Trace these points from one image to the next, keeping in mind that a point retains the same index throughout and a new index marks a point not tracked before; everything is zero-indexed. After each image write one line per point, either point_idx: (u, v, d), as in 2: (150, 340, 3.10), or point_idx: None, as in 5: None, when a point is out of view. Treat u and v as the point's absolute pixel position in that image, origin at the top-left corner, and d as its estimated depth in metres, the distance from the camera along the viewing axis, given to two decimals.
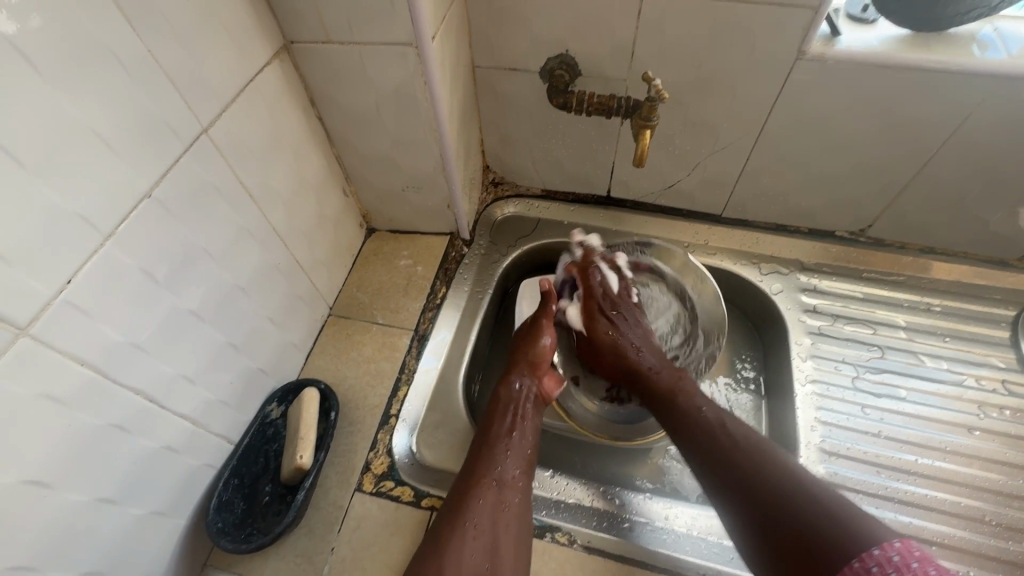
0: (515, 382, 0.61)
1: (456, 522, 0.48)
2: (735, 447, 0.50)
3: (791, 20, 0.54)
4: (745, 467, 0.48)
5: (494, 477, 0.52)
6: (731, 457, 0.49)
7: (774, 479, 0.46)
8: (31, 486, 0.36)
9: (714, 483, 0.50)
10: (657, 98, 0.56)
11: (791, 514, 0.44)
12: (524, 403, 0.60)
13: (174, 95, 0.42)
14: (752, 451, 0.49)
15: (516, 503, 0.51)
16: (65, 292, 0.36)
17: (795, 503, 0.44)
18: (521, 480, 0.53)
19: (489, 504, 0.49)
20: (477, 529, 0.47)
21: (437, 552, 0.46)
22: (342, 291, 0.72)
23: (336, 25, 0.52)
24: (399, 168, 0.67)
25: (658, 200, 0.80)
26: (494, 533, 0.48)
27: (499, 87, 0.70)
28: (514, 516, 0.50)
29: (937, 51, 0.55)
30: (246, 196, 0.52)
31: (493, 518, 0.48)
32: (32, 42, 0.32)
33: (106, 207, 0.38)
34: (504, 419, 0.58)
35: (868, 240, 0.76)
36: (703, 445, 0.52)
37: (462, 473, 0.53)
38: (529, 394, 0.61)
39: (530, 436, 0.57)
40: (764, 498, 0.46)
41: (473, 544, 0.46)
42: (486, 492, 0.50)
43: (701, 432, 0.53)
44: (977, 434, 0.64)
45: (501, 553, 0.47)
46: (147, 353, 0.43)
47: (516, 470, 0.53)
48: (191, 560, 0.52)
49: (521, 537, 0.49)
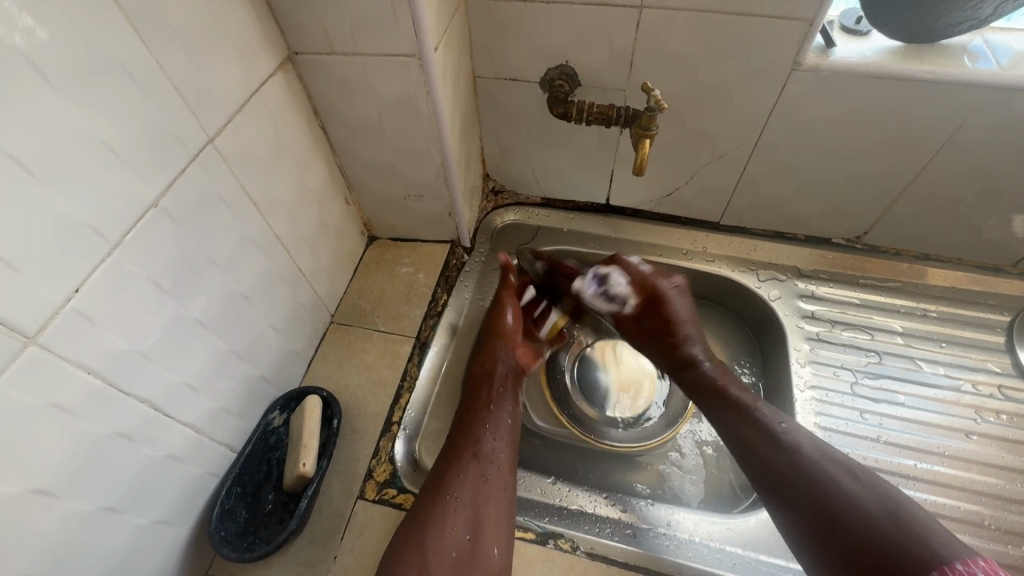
0: (491, 359, 0.65)
1: (438, 497, 0.51)
2: (794, 454, 0.51)
3: (787, 32, 0.55)
4: (804, 474, 0.50)
5: (475, 450, 0.55)
6: (790, 461, 0.51)
7: (835, 489, 0.48)
8: (37, 495, 0.36)
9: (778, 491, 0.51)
10: (657, 108, 0.57)
11: (849, 525, 0.45)
12: (501, 376, 0.63)
13: (181, 106, 0.42)
14: (810, 460, 0.51)
15: (494, 474, 0.54)
16: (73, 301, 0.36)
17: (854, 514, 0.46)
18: (501, 454, 0.56)
19: (469, 478, 0.52)
20: (457, 502, 0.51)
21: (422, 526, 0.49)
22: (344, 299, 0.72)
23: (340, 37, 0.52)
24: (401, 177, 0.67)
25: (656, 207, 0.81)
26: (476, 507, 0.51)
27: (500, 97, 0.71)
28: (493, 489, 0.53)
29: (930, 62, 0.56)
30: (251, 205, 0.52)
31: (474, 492, 0.52)
32: (43, 54, 0.32)
33: (114, 216, 0.38)
34: (482, 394, 0.61)
35: (864, 246, 0.77)
36: (757, 446, 0.54)
37: (446, 448, 0.56)
38: (506, 367, 0.65)
39: (509, 408, 0.61)
40: (822, 505, 0.47)
41: (455, 515, 0.50)
42: (467, 467, 0.53)
43: (757, 426, 0.55)
44: (974, 439, 0.64)
45: (480, 524, 0.50)
46: (153, 362, 0.43)
47: (498, 444, 0.57)
48: (193, 569, 0.51)
49: (502, 508, 0.52)
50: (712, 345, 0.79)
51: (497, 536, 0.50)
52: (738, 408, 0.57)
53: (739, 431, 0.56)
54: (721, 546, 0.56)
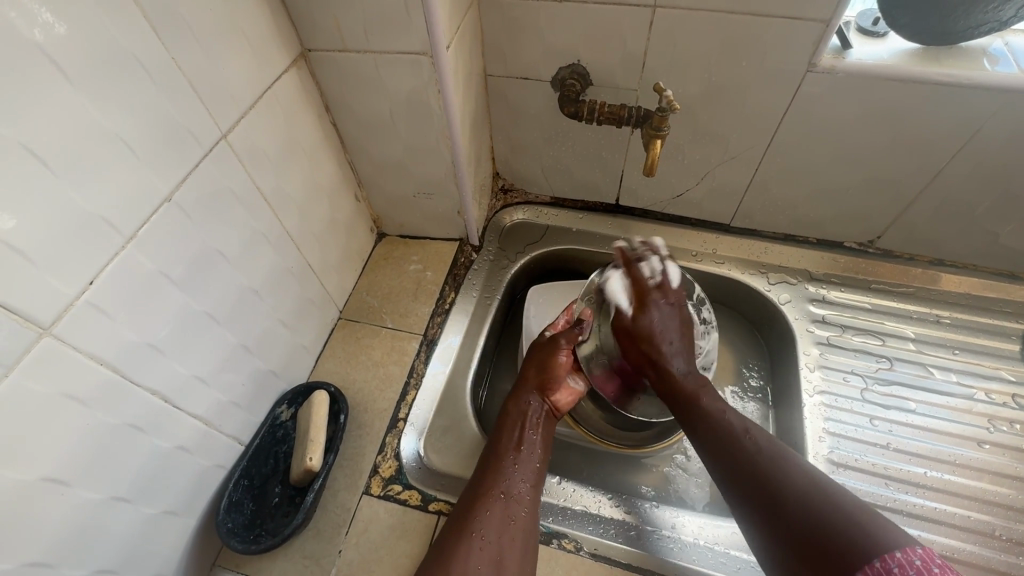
0: (525, 398, 0.59)
1: (463, 533, 0.48)
2: (756, 470, 0.47)
3: (802, 33, 0.55)
4: (764, 487, 0.46)
5: (502, 490, 0.51)
6: (753, 479, 0.47)
7: (791, 503, 0.43)
8: (50, 483, 0.37)
9: (736, 494, 0.48)
10: (669, 108, 0.57)
11: (811, 542, 0.41)
12: (533, 420, 0.57)
13: (195, 102, 0.43)
14: (771, 472, 0.46)
15: (522, 515, 0.50)
16: (87, 293, 0.37)
17: (814, 526, 0.41)
18: (529, 493, 0.52)
19: (496, 516, 0.49)
20: (483, 540, 0.47)
21: (443, 562, 0.46)
22: (353, 294, 0.73)
23: (353, 34, 0.53)
24: (411, 174, 0.68)
25: (666, 208, 0.80)
26: (500, 546, 0.47)
27: (511, 95, 0.70)
28: (519, 530, 0.49)
29: (949, 65, 0.56)
30: (262, 201, 0.53)
31: (501, 531, 0.48)
32: (62, 50, 0.33)
33: (129, 210, 0.39)
34: (514, 433, 0.56)
35: (877, 250, 0.76)
36: (724, 467, 0.50)
37: (470, 487, 0.52)
38: (539, 412, 0.58)
39: (540, 452, 0.56)
40: (785, 524, 0.43)
41: (478, 553, 0.46)
42: (494, 505, 0.50)
43: (721, 441, 0.51)
44: (986, 448, 0.63)
45: (507, 565, 0.46)
46: (163, 354, 0.44)
47: (526, 483, 0.52)
48: (201, 559, 0.52)
49: (527, 555, 0.48)
50: (721, 347, 0.78)
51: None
52: (706, 424, 0.53)
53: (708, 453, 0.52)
54: (726, 550, 0.56)
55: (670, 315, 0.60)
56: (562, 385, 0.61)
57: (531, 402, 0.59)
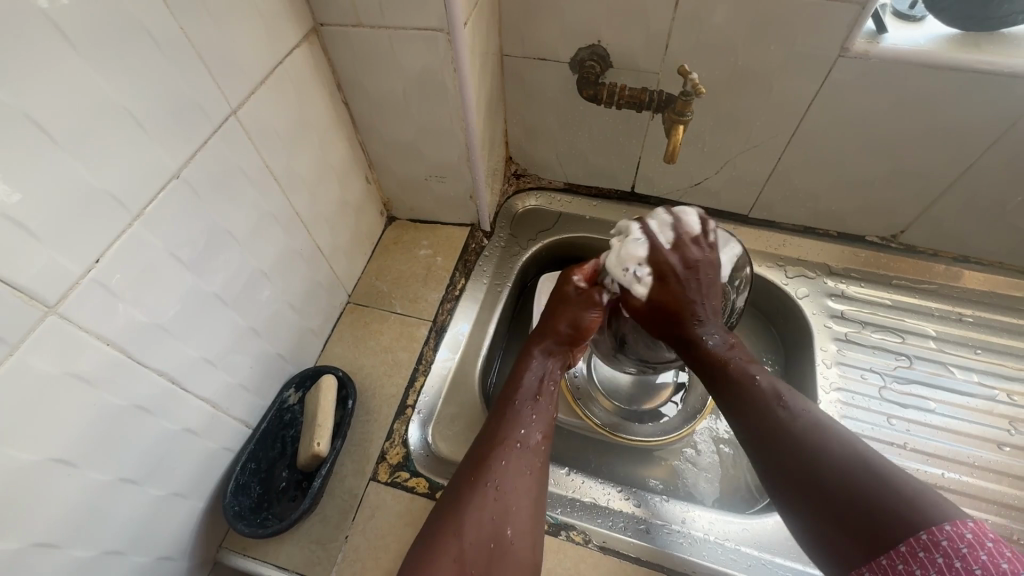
0: (534, 359, 0.56)
1: (476, 482, 0.47)
2: (792, 442, 0.43)
3: (836, 16, 0.52)
4: (804, 467, 0.41)
5: (516, 439, 0.49)
6: (786, 455, 0.42)
7: (831, 479, 0.40)
8: (56, 463, 0.36)
9: (770, 474, 0.43)
10: (693, 92, 0.55)
11: (853, 517, 0.38)
12: (555, 373, 0.56)
13: (205, 76, 0.41)
14: (807, 446, 0.42)
15: (537, 466, 0.49)
16: (94, 271, 0.36)
17: (857, 502, 0.38)
18: (544, 442, 0.51)
19: (511, 466, 0.48)
20: (499, 490, 0.46)
21: (455, 517, 0.45)
22: (362, 278, 0.72)
23: (368, 9, 0.51)
24: (423, 156, 0.66)
25: (683, 197, 0.78)
26: (511, 496, 0.46)
27: (528, 77, 0.68)
28: (535, 481, 0.48)
29: (992, 51, 0.53)
30: (272, 180, 0.51)
31: (515, 480, 0.47)
32: (68, 18, 0.31)
33: (136, 187, 0.38)
34: (526, 389, 0.54)
35: (900, 245, 0.74)
36: (757, 446, 0.45)
37: (484, 432, 0.51)
38: (560, 368, 0.57)
39: (554, 404, 0.54)
40: (822, 499, 0.40)
41: (493, 505, 0.46)
42: (509, 454, 0.48)
43: (757, 413, 0.45)
44: (1007, 451, 0.62)
45: (519, 515, 0.46)
46: (170, 334, 0.43)
47: (540, 433, 0.51)
48: (208, 541, 0.52)
49: (541, 503, 0.48)
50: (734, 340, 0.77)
51: (532, 530, 0.46)
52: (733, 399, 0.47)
53: (741, 430, 0.46)
54: (736, 546, 0.55)
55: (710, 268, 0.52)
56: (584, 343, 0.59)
57: (549, 359, 0.57)
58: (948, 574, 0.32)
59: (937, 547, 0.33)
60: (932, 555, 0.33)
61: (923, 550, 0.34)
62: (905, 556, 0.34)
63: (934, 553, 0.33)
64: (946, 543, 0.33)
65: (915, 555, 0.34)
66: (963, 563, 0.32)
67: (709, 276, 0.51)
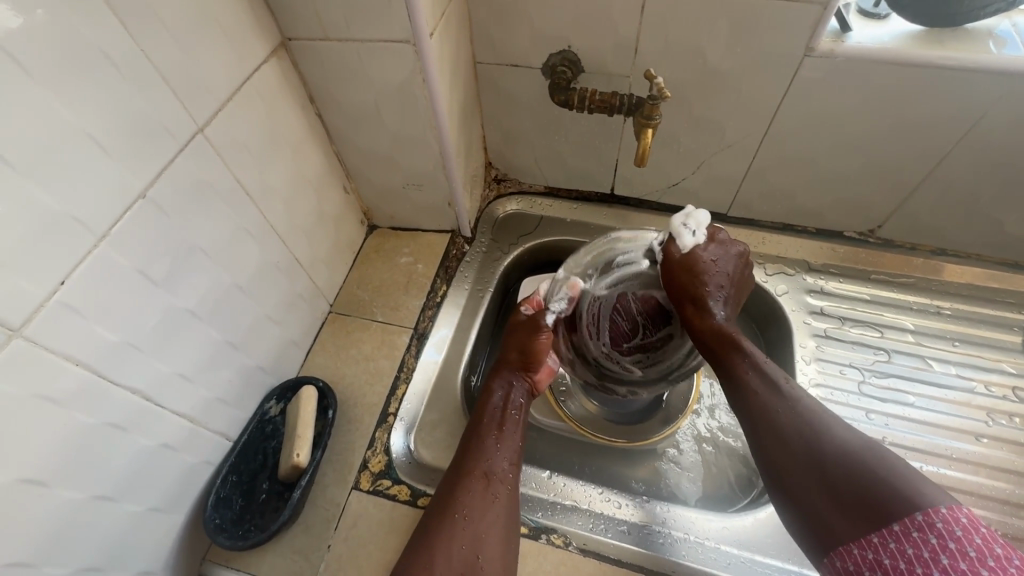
0: (495, 391, 0.57)
1: (445, 513, 0.47)
2: (795, 424, 0.43)
3: (799, 17, 0.53)
4: (801, 442, 0.42)
5: (484, 469, 0.50)
6: (783, 428, 0.43)
7: (828, 452, 0.40)
8: (27, 484, 0.36)
9: (768, 445, 0.44)
10: (660, 96, 0.55)
11: (846, 492, 0.38)
12: (516, 398, 0.56)
13: (169, 96, 0.42)
14: (810, 425, 0.42)
15: (505, 495, 0.49)
16: (59, 293, 0.36)
17: (855, 481, 0.38)
18: (511, 470, 0.51)
19: (479, 496, 0.48)
20: (467, 520, 0.46)
21: (427, 547, 0.45)
22: (343, 288, 0.72)
23: (334, 23, 0.51)
24: (399, 165, 0.66)
25: (662, 198, 0.78)
26: (482, 525, 0.46)
27: (502, 84, 0.69)
28: (502, 509, 0.48)
29: (954, 47, 0.54)
30: (245, 195, 0.52)
31: (483, 510, 0.47)
32: (22, 46, 0.32)
33: (100, 208, 0.38)
34: (493, 421, 0.54)
35: (878, 240, 0.74)
36: (756, 430, 0.45)
37: (452, 465, 0.51)
38: (522, 392, 0.58)
39: (520, 430, 0.54)
40: (818, 471, 0.40)
41: (462, 536, 0.45)
42: (477, 484, 0.49)
43: (762, 393, 0.46)
44: (984, 442, 0.62)
45: (489, 542, 0.46)
46: (144, 353, 0.43)
47: (508, 462, 0.51)
48: (191, 554, 0.52)
49: (509, 531, 0.47)
50: None
51: (503, 555, 0.46)
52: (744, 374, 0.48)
53: (742, 404, 0.47)
54: (716, 545, 0.55)
55: (725, 255, 0.55)
56: (544, 365, 0.60)
57: (509, 386, 0.57)
58: (940, 556, 0.33)
59: (931, 529, 0.34)
60: (925, 536, 0.34)
61: (918, 532, 0.34)
62: (898, 535, 0.35)
63: (928, 534, 0.33)
64: (940, 525, 0.33)
65: (908, 536, 0.34)
66: (958, 546, 0.33)
67: (717, 263, 0.54)
